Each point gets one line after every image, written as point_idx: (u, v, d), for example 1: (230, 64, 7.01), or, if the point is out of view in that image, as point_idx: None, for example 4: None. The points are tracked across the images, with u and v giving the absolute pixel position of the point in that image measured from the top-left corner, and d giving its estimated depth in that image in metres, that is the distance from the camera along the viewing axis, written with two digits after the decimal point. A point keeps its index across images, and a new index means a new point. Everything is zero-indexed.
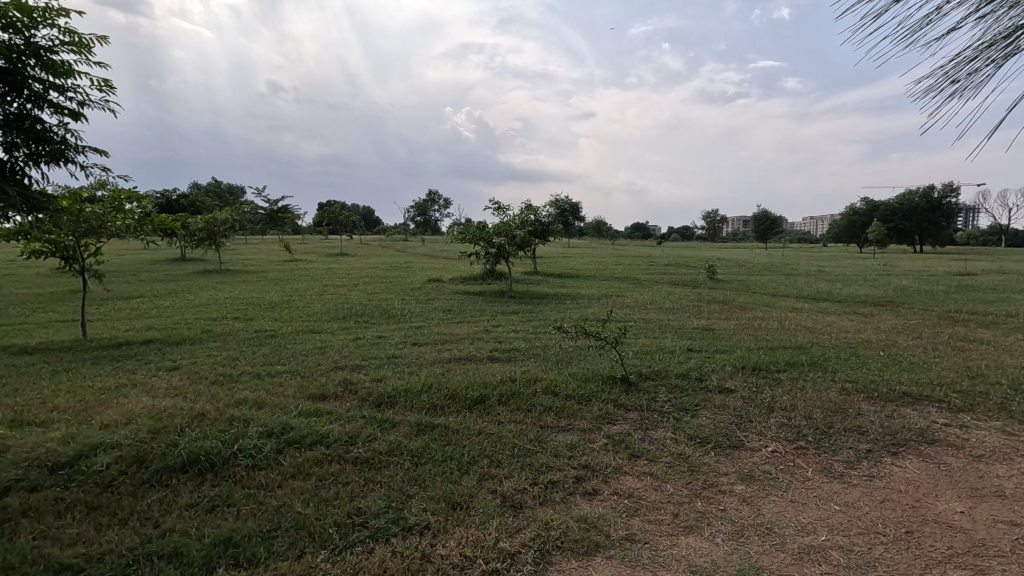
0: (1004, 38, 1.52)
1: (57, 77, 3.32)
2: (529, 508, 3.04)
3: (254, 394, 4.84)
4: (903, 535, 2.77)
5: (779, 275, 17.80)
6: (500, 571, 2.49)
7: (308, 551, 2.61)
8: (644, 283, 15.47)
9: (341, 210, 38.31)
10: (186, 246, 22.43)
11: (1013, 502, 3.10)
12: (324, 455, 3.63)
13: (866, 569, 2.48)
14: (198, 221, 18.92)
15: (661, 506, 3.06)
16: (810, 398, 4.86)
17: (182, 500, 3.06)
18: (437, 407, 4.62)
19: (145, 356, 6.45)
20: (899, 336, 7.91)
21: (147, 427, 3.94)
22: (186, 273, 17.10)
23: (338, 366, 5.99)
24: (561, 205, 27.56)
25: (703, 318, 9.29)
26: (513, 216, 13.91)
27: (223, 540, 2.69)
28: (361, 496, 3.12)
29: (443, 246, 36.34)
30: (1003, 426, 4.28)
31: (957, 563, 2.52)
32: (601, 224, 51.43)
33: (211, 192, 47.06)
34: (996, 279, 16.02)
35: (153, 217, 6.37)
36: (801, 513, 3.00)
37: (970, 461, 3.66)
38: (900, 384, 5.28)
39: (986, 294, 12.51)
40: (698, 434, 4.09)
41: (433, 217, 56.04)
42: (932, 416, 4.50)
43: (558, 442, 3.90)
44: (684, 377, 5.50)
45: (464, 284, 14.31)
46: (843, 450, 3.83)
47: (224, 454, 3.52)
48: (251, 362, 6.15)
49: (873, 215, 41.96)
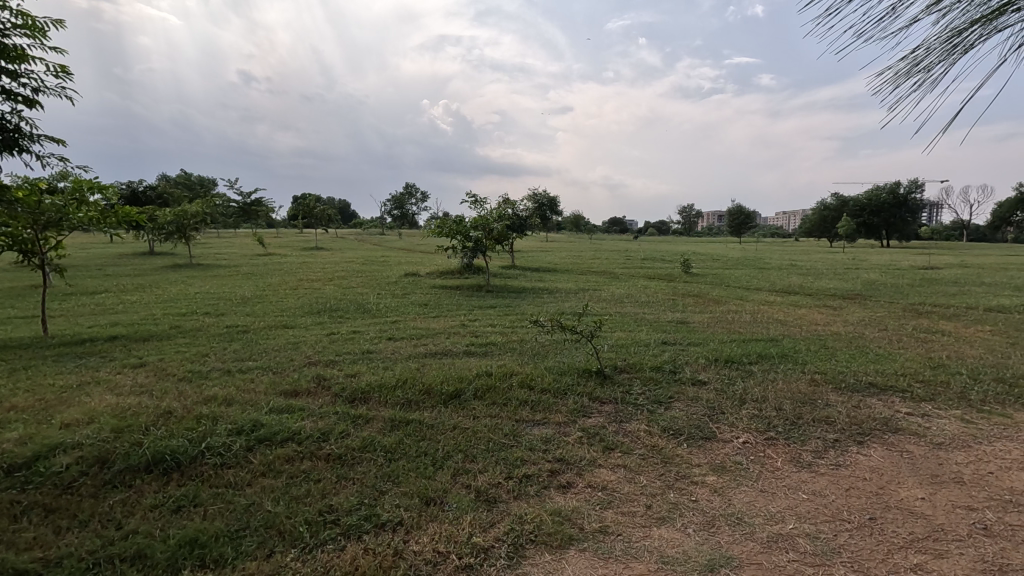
0: (963, 29, 1.55)
1: (9, 62, 3.17)
2: (503, 502, 3.04)
3: (224, 391, 4.73)
4: (867, 522, 2.84)
5: (752, 269, 18.13)
6: (473, 566, 2.48)
7: (278, 550, 2.57)
8: (622, 276, 15.61)
9: (317, 202, 37.60)
10: (154, 240, 21.79)
11: (971, 488, 3.21)
12: (296, 452, 3.57)
13: (831, 556, 2.54)
14: (168, 215, 18.38)
15: (634, 498, 3.08)
16: (780, 389, 4.97)
17: (146, 501, 2.97)
18: (412, 402, 4.58)
19: (109, 353, 6.26)
20: (866, 327, 8.16)
21: (110, 426, 3.82)
22: (154, 267, 16.58)
23: (311, 361, 5.90)
24: (538, 198, 28.12)
25: (679, 311, 9.42)
26: (490, 210, 13.86)
27: (190, 541, 2.62)
28: (333, 494, 3.07)
29: (422, 238, 36.09)
30: (962, 414, 4.43)
31: (917, 548, 2.60)
32: (579, 219, 50.82)
33: (180, 184, 45.88)
34: (959, 272, 16.50)
35: (117, 209, 6.12)
36: (770, 502, 3.05)
37: (931, 448, 3.78)
38: (865, 375, 5.43)
39: (948, 287, 12.92)
40: (671, 426, 4.13)
41: (411, 211, 55.51)
42: (896, 406, 4.63)
43: (534, 436, 3.91)
44: (658, 370, 5.58)
45: (442, 278, 14.23)
46: (812, 440, 3.91)
47: (191, 453, 3.44)
48: (222, 358, 6.02)
49: (843, 211, 43.04)
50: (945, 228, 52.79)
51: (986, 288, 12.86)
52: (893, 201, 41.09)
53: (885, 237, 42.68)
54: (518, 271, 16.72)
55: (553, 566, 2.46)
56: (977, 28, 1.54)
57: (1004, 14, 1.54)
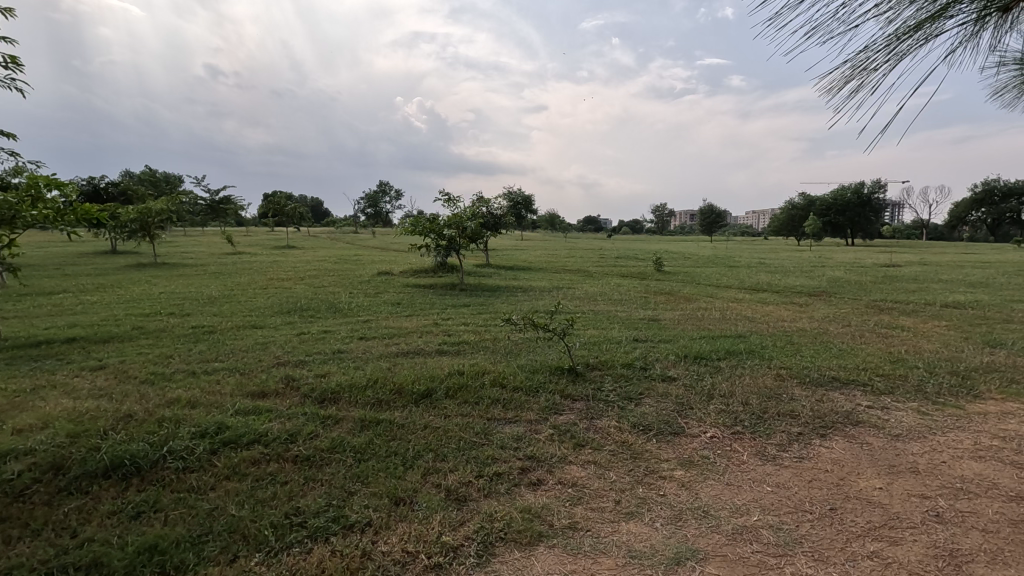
0: (908, 31, 1.62)
1: None
2: (473, 500, 3.03)
3: (188, 393, 4.61)
4: (827, 512, 2.93)
5: (722, 267, 18.48)
6: (442, 565, 2.47)
7: (241, 555, 2.52)
8: (596, 274, 15.73)
9: (288, 200, 36.66)
10: (116, 238, 21.07)
11: (925, 477, 3.33)
12: (262, 454, 3.50)
13: (792, 546, 2.60)
14: (131, 212, 17.69)
15: (603, 494, 3.11)
16: (746, 384, 5.09)
17: (103, 508, 2.87)
18: (383, 402, 4.53)
19: (67, 355, 6.04)
20: (831, 323, 8.40)
21: (66, 431, 3.69)
22: (115, 266, 15.97)
23: (280, 362, 5.80)
24: (513, 197, 28.16)
25: (650, 309, 9.55)
26: (464, 208, 13.79)
27: (149, 548, 2.55)
28: (300, 496, 3.02)
29: (397, 237, 35.71)
30: (918, 406, 4.60)
31: (874, 536, 2.69)
32: (554, 218, 50.50)
33: (145, 181, 44.45)
34: (920, 270, 17.02)
35: (76, 207, 5.89)
36: (736, 495, 3.12)
37: (889, 440, 3.91)
38: (828, 369, 5.60)
39: (907, 285, 13.38)
40: (641, 422, 4.19)
41: (385, 210, 54.84)
42: (858, 399, 4.78)
43: (505, 434, 3.91)
44: (629, 367, 5.64)
45: (415, 277, 14.07)
46: (777, 434, 4.00)
47: (152, 457, 3.34)
48: (186, 360, 5.85)
49: (810, 210, 44.22)
50: (907, 228, 54.26)
51: (942, 285, 13.36)
52: (858, 201, 42.47)
53: (849, 236, 44.02)
54: (492, 271, 16.27)
55: (522, 564, 2.46)
56: (916, 34, 1.62)
57: (943, 19, 1.63)
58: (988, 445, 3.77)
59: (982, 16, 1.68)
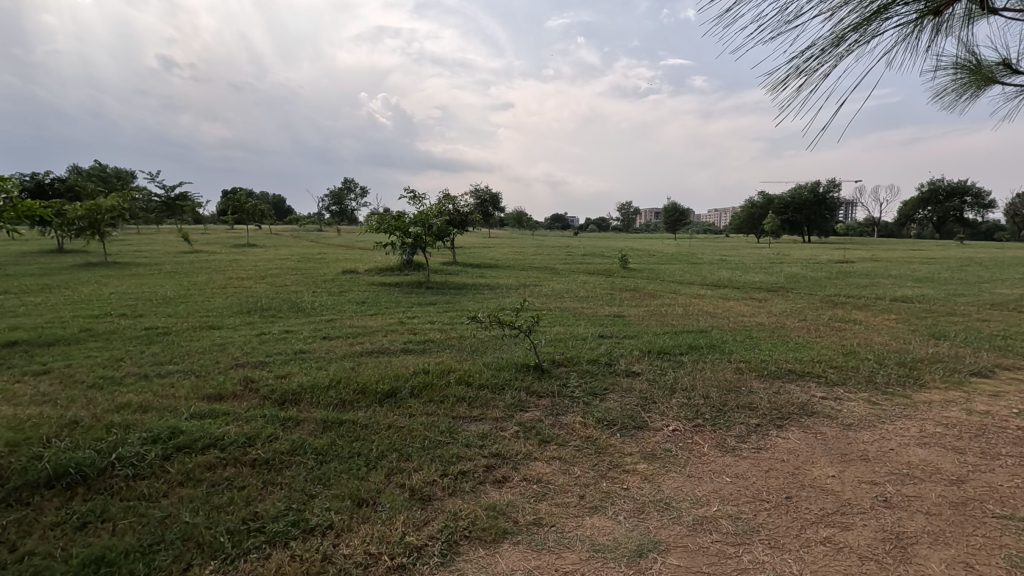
0: (846, 33, 1.68)
1: None
2: (437, 500, 3.00)
3: (139, 397, 4.43)
4: (783, 501, 3.01)
5: (686, 264, 18.83)
6: (405, 566, 2.44)
7: (195, 563, 2.43)
8: (562, 272, 15.86)
9: (248, 197, 35.52)
10: (61, 237, 20.14)
11: (875, 463, 3.48)
12: (218, 458, 3.39)
13: (750, 535, 2.67)
14: (79, 208, 16.88)
15: (568, 489, 3.14)
16: (708, 378, 5.21)
17: (46, 519, 2.73)
18: (346, 403, 4.45)
19: (7, 360, 5.72)
20: (788, 318, 8.69)
21: (4, 439, 3.49)
22: (62, 266, 15.20)
23: (239, 363, 5.64)
24: (482, 193, 28.77)
25: (615, 305, 9.69)
26: (430, 206, 13.65)
27: (95, 559, 2.44)
28: (258, 500, 2.94)
29: (360, 236, 35.19)
30: (869, 396, 4.79)
31: (827, 522, 2.78)
32: (521, 215, 50.44)
33: (94, 178, 42.57)
34: (873, 266, 17.60)
35: (17, 203, 5.52)
36: (697, 487, 3.19)
37: (841, 429, 4.06)
38: (785, 363, 5.78)
39: (858, 280, 13.91)
40: (605, 417, 4.23)
41: (350, 206, 53.77)
42: (812, 391, 4.95)
43: (470, 433, 3.88)
44: (595, 362, 5.70)
45: (380, 276, 13.83)
46: (736, 426, 4.11)
47: (99, 465, 3.19)
48: (138, 362, 5.62)
49: (770, 208, 45.53)
50: (860, 224, 56.32)
51: (891, 280, 13.94)
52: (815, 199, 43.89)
53: (806, 233, 45.52)
54: (459, 270, 15.65)
55: (485, 561, 2.46)
56: (853, 33, 1.68)
57: (881, 18, 1.69)
58: (932, 432, 3.95)
59: (920, 17, 1.74)
